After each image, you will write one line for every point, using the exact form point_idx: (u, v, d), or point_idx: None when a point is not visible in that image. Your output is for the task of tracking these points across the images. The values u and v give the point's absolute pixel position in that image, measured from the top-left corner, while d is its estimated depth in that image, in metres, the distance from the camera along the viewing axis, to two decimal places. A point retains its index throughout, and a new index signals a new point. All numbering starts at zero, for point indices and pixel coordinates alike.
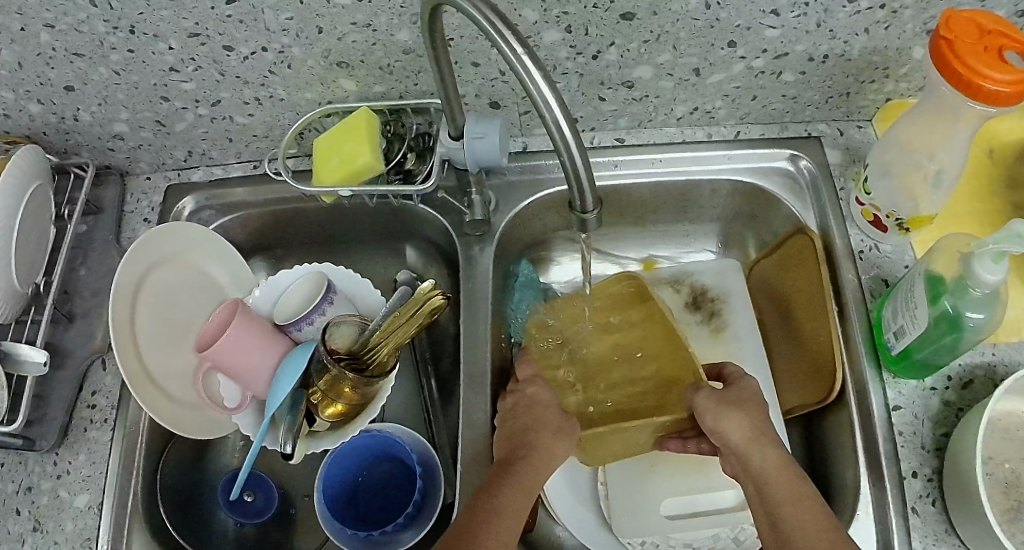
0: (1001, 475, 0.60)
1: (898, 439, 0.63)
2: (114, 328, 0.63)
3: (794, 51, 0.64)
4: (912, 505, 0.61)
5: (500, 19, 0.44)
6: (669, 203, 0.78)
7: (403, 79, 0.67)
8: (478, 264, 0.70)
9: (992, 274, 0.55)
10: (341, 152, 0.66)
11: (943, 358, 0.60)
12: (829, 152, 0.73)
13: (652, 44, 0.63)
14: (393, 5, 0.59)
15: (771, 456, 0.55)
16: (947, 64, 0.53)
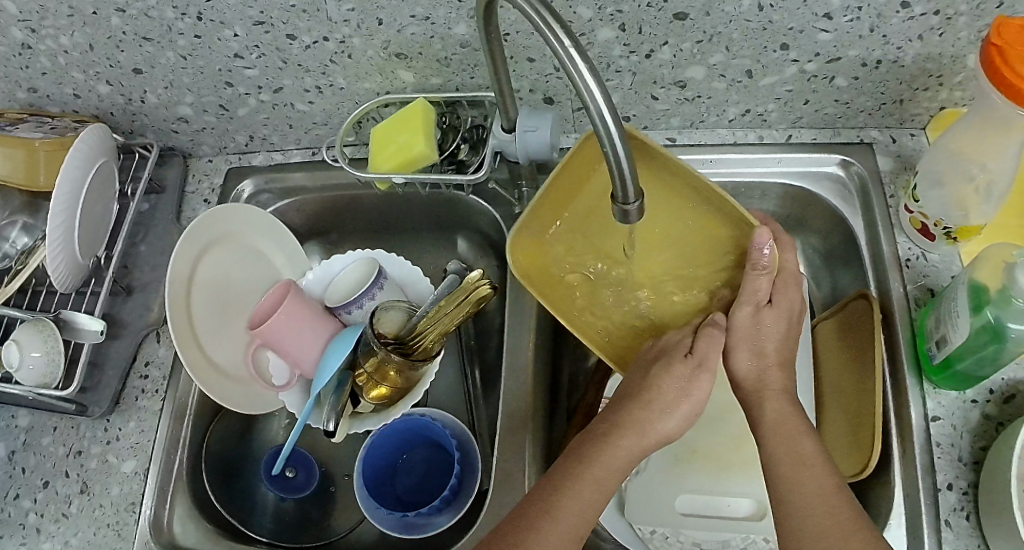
0: None
1: (935, 450, 0.64)
2: (171, 310, 0.66)
3: (847, 55, 0.64)
4: (946, 518, 0.61)
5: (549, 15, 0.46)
6: None
7: (460, 72, 0.68)
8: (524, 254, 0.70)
9: None
10: (397, 142, 0.68)
11: (984, 370, 0.61)
12: (881, 159, 0.73)
13: (705, 45, 0.64)
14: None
15: (771, 408, 0.56)
16: (997, 71, 0.54)
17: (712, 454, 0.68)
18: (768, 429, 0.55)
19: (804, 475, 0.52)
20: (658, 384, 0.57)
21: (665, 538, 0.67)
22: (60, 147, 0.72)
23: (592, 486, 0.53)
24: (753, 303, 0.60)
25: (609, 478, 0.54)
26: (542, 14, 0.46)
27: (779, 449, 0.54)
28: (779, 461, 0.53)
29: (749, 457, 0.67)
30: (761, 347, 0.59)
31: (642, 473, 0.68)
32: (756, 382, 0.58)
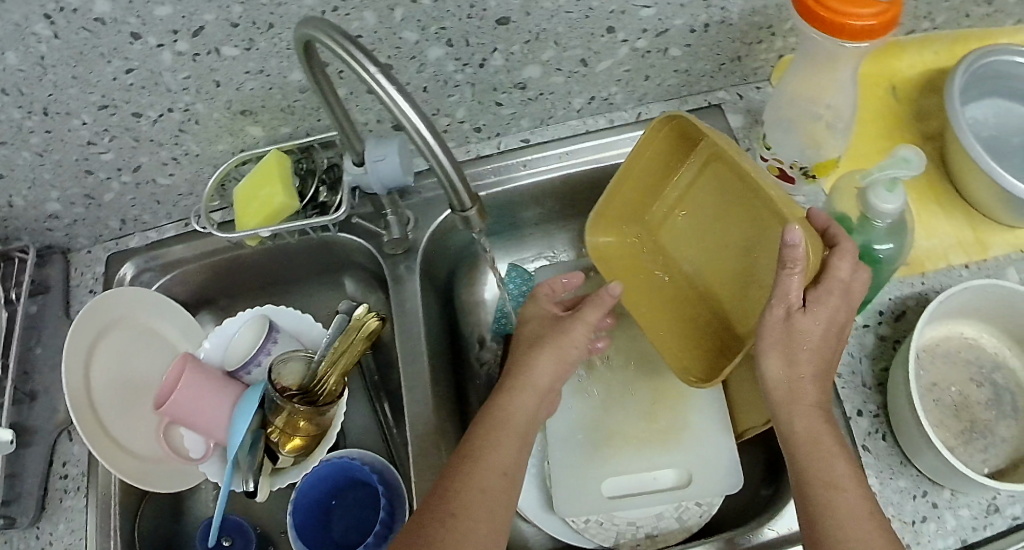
0: (950, 400, 0.67)
1: (838, 382, 0.65)
2: (72, 409, 0.65)
3: (674, 26, 0.64)
4: (863, 443, 0.64)
5: (359, 49, 0.48)
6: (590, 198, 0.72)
7: (306, 117, 0.69)
8: (407, 284, 0.66)
9: (888, 203, 0.57)
10: (259, 196, 0.68)
11: (864, 294, 0.65)
12: (732, 118, 0.73)
13: (534, 43, 0.64)
14: (281, 49, 0.62)
15: (801, 425, 0.52)
16: (812, 13, 0.57)
17: (631, 432, 0.67)
18: (801, 451, 0.51)
19: (841, 497, 0.49)
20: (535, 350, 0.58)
21: (600, 525, 0.66)
22: None
23: (508, 441, 0.54)
24: (784, 306, 0.51)
25: (514, 435, 0.55)
26: (348, 46, 0.48)
27: (812, 471, 0.50)
28: (812, 483, 0.50)
29: (666, 427, 0.67)
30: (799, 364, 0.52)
31: (565, 466, 0.67)
32: (786, 394, 0.53)
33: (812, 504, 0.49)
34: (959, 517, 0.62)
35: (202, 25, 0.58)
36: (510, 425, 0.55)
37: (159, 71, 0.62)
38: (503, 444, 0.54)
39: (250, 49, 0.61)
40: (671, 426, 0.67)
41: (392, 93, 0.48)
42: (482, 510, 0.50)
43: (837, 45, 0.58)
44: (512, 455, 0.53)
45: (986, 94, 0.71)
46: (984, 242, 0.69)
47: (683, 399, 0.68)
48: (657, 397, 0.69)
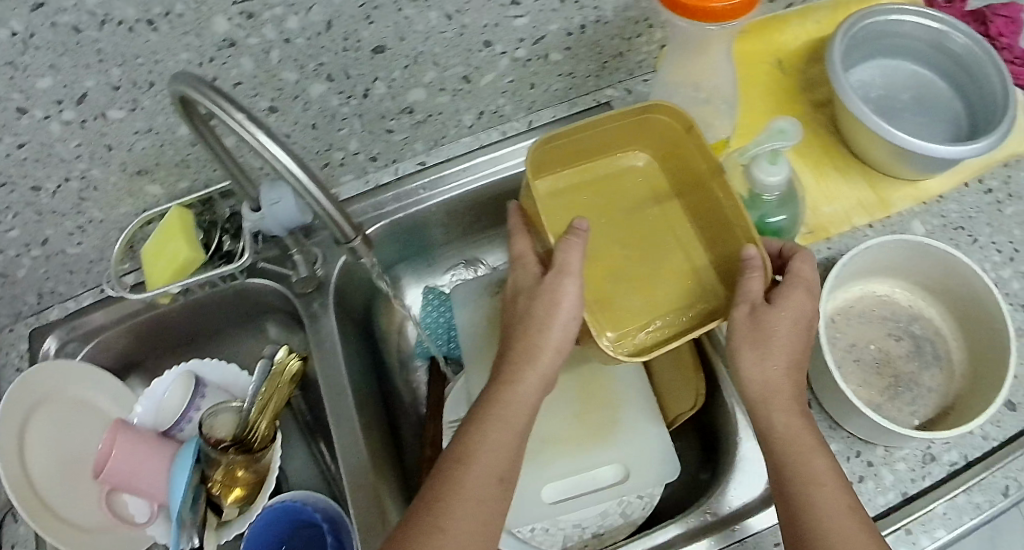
0: (871, 356, 0.67)
1: None
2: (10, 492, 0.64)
3: (550, 31, 0.64)
4: None
5: (223, 96, 0.48)
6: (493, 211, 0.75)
7: (201, 169, 0.69)
8: (323, 321, 0.67)
9: (772, 175, 0.57)
10: (165, 253, 0.68)
11: None
12: None
13: (413, 67, 0.64)
14: (167, 105, 0.61)
15: (784, 417, 0.51)
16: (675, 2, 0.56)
17: (564, 437, 0.66)
18: (780, 445, 0.51)
19: (818, 493, 0.48)
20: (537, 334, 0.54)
21: (546, 532, 0.66)
22: None
23: (496, 445, 0.51)
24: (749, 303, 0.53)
25: (507, 434, 0.51)
26: (217, 96, 0.49)
27: (790, 468, 0.50)
28: (792, 476, 0.50)
29: (597, 426, 0.67)
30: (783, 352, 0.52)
31: None
32: (771, 384, 0.52)
33: (790, 499, 0.49)
34: (895, 473, 0.63)
35: (84, 91, 0.58)
36: (507, 428, 0.52)
37: (49, 142, 0.61)
38: (495, 448, 0.51)
39: (136, 109, 0.61)
40: (601, 423, 0.67)
41: (261, 136, 0.49)
42: (471, 522, 0.47)
43: (702, 28, 0.58)
44: (501, 457, 0.51)
45: (870, 55, 0.71)
46: (886, 201, 0.68)
47: (609, 395, 0.68)
48: (584, 398, 0.68)
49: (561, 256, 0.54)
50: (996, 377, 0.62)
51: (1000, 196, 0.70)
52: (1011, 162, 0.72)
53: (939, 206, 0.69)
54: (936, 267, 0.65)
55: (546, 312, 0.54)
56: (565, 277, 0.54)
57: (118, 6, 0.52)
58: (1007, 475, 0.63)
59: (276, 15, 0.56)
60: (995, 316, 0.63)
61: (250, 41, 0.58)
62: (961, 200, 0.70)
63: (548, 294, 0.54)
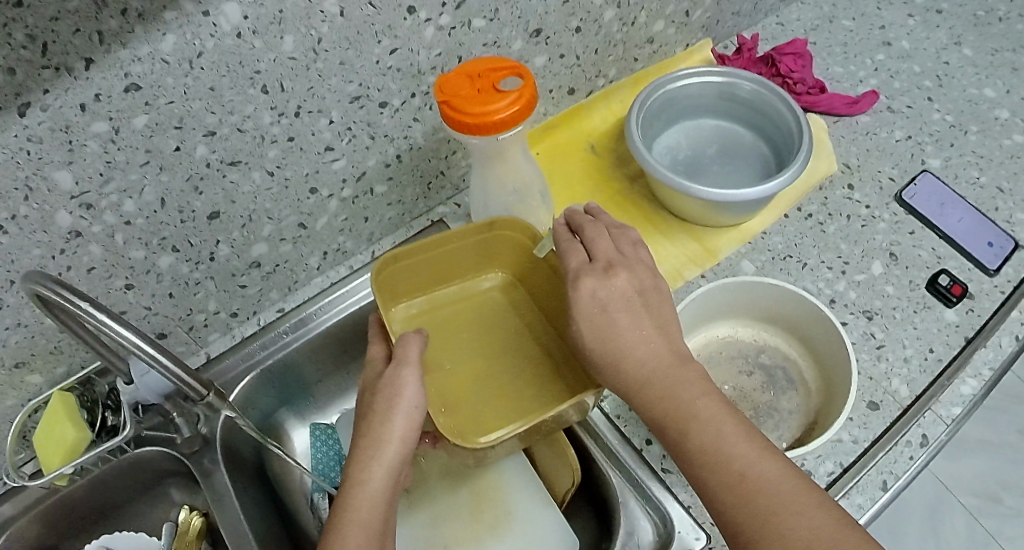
0: (730, 395, 0.69)
1: (619, 422, 0.69)
2: None
3: (368, 166, 0.70)
4: (663, 466, 0.67)
5: (62, 287, 0.51)
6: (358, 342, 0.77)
7: (76, 350, 0.71)
8: (216, 474, 0.70)
9: None
10: (53, 436, 0.70)
11: None
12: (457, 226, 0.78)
13: (251, 225, 0.69)
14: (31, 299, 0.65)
15: (655, 395, 0.54)
16: (461, 121, 0.61)
17: (458, 539, 0.69)
18: (668, 429, 0.53)
19: (714, 461, 0.50)
20: (390, 401, 0.58)
21: None
22: None
23: (362, 529, 0.53)
24: (588, 296, 0.57)
25: (371, 512, 0.54)
26: (63, 292, 0.51)
27: (682, 451, 0.52)
28: (689, 458, 0.51)
29: (490, 523, 0.70)
30: (624, 336, 0.56)
31: None
32: (623, 373, 0.55)
33: (697, 480, 0.51)
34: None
35: None
36: (368, 501, 0.54)
37: None
38: (362, 528, 0.53)
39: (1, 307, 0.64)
40: (493, 520, 0.70)
41: (107, 321, 0.53)
42: None
43: (495, 140, 0.63)
44: (369, 533, 0.53)
45: (675, 119, 0.77)
46: (712, 249, 0.73)
47: (496, 493, 0.71)
48: (473, 499, 0.71)
49: (401, 351, 0.61)
50: (846, 388, 0.67)
51: (822, 216, 0.76)
52: (826, 183, 0.78)
53: (764, 241, 0.74)
54: (773, 301, 0.71)
55: (388, 404, 0.58)
56: (405, 368, 0.59)
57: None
58: (883, 471, 0.64)
59: (113, 201, 0.60)
60: (833, 335, 0.68)
61: (94, 229, 0.61)
62: (784, 230, 0.75)
63: (388, 386, 0.58)
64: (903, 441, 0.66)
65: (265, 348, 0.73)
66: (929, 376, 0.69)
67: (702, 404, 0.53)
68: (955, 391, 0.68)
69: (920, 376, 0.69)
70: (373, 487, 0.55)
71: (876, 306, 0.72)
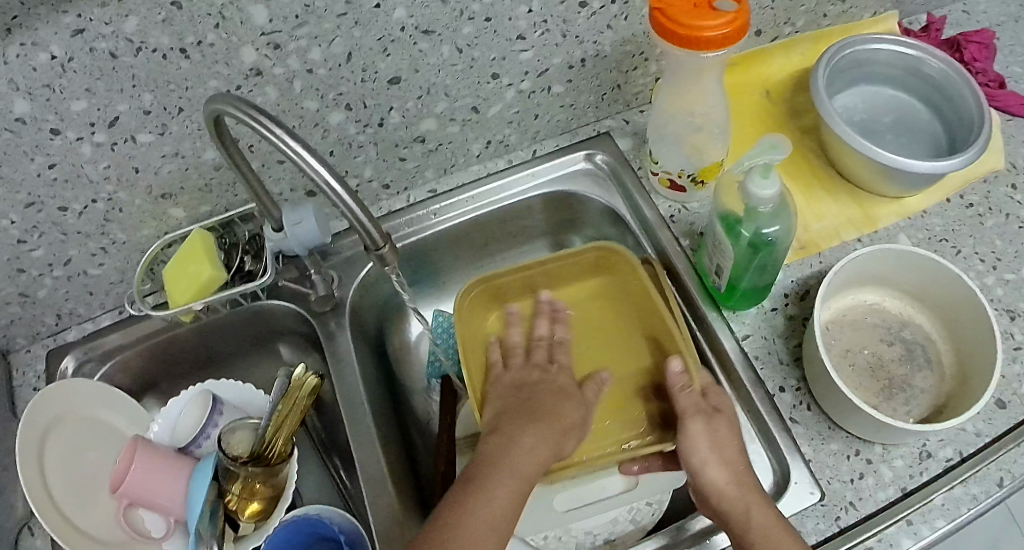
0: (864, 361, 0.68)
1: (756, 362, 0.67)
2: (28, 496, 0.66)
3: (553, 64, 0.69)
4: (790, 416, 0.66)
5: (256, 111, 0.50)
6: (497, 236, 0.77)
7: (224, 192, 0.70)
8: (339, 338, 0.70)
9: (765, 189, 0.59)
10: (187, 274, 0.68)
11: (764, 279, 0.65)
12: (621, 142, 0.75)
13: (427, 98, 0.68)
14: (192, 130, 0.64)
15: (715, 468, 0.59)
16: (670, 31, 0.61)
17: None
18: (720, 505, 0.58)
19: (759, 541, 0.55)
20: (551, 407, 0.61)
21: (558, 539, 0.69)
22: None
23: (498, 488, 0.55)
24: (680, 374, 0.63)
25: (509, 482, 0.56)
26: (251, 112, 0.50)
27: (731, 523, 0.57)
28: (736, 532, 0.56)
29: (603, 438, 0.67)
30: (722, 448, 0.59)
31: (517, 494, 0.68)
32: (690, 453, 0.60)
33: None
34: (893, 468, 0.64)
35: (116, 115, 0.61)
36: (503, 471, 0.56)
37: (80, 163, 0.64)
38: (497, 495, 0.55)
39: (164, 134, 0.64)
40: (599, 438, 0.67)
41: (297, 149, 0.50)
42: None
43: (696, 56, 0.62)
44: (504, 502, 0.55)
45: (856, 82, 0.75)
46: (871, 217, 0.73)
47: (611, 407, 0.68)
48: None
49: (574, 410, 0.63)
50: (984, 380, 0.63)
51: (981, 209, 0.74)
52: (990, 178, 0.76)
53: (923, 220, 0.73)
54: (922, 276, 0.68)
55: (549, 407, 0.61)
56: (576, 423, 0.62)
57: (155, 34, 0.56)
58: (999, 468, 0.64)
59: (301, 46, 0.60)
60: (982, 321, 0.65)
61: (275, 70, 0.61)
62: (944, 214, 0.74)
63: (550, 398, 0.62)
64: None
65: (417, 225, 0.73)
66: None
67: (716, 462, 0.59)
68: None
69: None
70: (521, 462, 0.57)
71: (1021, 307, 0.69)
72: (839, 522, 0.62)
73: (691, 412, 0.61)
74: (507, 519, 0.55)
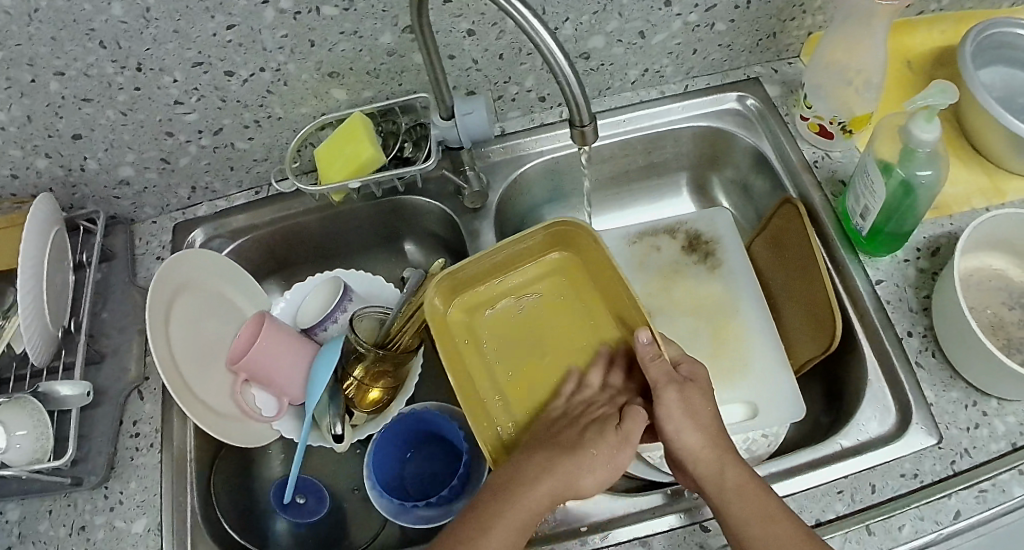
0: (987, 319, 0.70)
1: (887, 307, 0.69)
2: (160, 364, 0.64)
3: (722, 2, 0.70)
4: (916, 360, 0.67)
5: None
6: (638, 170, 0.81)
7: (390, 81, 0.72)
8: (481, 238, 0.71)
9: (926, 133, 0.62)
10: (344, 153, 0.70)
11: (906, 225, 0.67)
12: (770, 89, 0.78)
13: (601, 15, 0.69)
14: (376, 10, 0.65)
15: (688, 435, 0.58)
16: None
17: None
18: (693, 466, 0.58)
19: (743, 500, 0.56)
20: (575, 445, 0.58)
21: None
22: (11, 224, 0.69)
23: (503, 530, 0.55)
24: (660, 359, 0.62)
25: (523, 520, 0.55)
26: None
27: (709, 483, 0.57)
28: (721, 492, 0.56)
29: (736, 341, 0.72)
30: (701, 418, 0.59)
31: None
32: (670, 424, 0.59)
33: (726, 514, 0.56)
34: (1006, 424, 0.65)
35: None
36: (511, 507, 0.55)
37: (259, 28, 0.64)
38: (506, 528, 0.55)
39: (349, 9, 0.65)
40: (738, 348, 0.72)
41: (524, 14, 0.51)
42: None
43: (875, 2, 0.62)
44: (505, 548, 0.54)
45: (995, 62, 0.78)
46: (1001, 189, 0.75)
47: (740, 326, 0.73)
48: (714, 340, 0.73)
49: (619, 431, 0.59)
50: None
51: None
52: None
53: None
54: None
55: (570, 447, 0.58)
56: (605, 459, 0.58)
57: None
58: None
59: None
60: None
61: None
62: None
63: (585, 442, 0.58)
64: None
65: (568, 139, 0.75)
66: None
67: (690, 427, 0.59)
68: None
69: None
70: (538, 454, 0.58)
71: None
72: (954, 466, 0.63)
73: (660, 383, 0.60)
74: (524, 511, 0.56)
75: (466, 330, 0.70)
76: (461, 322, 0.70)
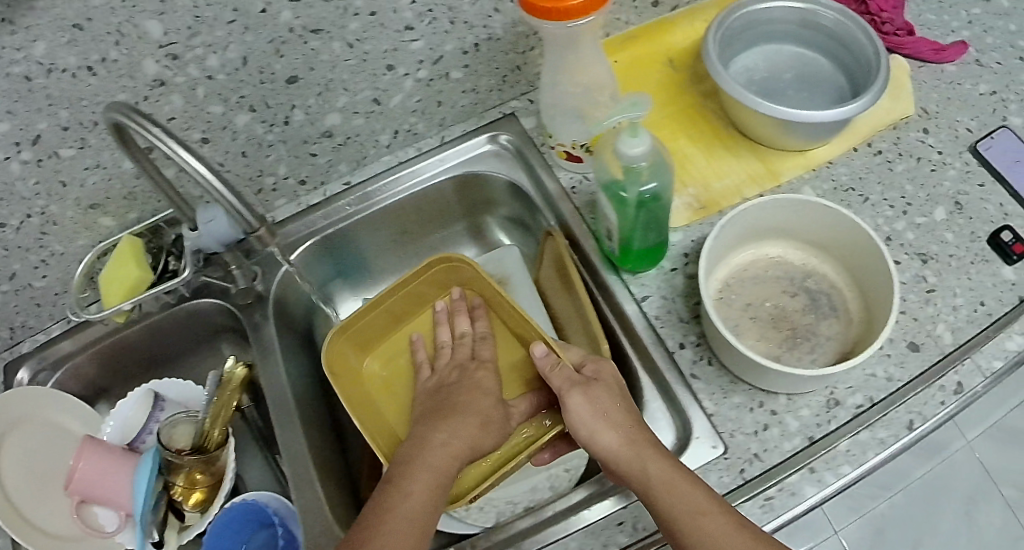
0: (765, 314, 0.67)
1: (656, 324, 0.67)
2: None
3: (446, 51, 0.71)
4: (691, 372, 0.65)
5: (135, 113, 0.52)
6: (414, 220, 0.81)
7: (147, 201, 0.75)
8: (263, 329, 0.74)
9: (633, 148, 0.60)
10: (116, 276, 0.72)
11: (651, 238, 0.65)
12: (525, 122, 0.78)
13: (327, 93, 0.71)
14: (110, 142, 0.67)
15: (606, 435, 0.57)
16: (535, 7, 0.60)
17: None
18: (616, 466, 0.56)
19: (676, 495, 0.53)
20: (465, 406, 0.63)
21: (481, 509, 0.68)
22: None
23: (416, 486, 0.56)
24: (561, 372, 0.62)
25: (430, 476, 0.57)
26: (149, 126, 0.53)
27: (635, 478, 0.55)
28: (653, 489, 0.54)
29: None
30: (615, 417, 0.58)
31: None
32: (583, 428, 0.58)
33: (661, 513, 0.53)
34: (800, 418, 0.63)
35: (36, 133, 0.64)
36: (415, 465, 0.57)
37: (9, 180, 0.67)
38: (416, 492, 0.55)
39: (84, 146, 0.67)
40: None
41: (173, 148, 0.54)
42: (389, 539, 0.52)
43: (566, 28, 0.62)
44: (422, 509, 0.55)
45: (760, 42, 0.76)
46: (776, 171, 0.72)
47: None
48: None
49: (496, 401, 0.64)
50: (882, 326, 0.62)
51: (890, 155, 0.73)
52: (901, 125, 0.75)
53: (829, 171, 0.73)
54: (820, 224, 0.66)
55: (460, 406, 0.63)
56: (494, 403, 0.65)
57: (62, 55, 0.58)
58: (910, 410, 0.63)
59: (198, 55, 0.62)
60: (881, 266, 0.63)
61: (177, 80, 0.63)
62: (850, 163, 0.73)
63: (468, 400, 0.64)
64: (935, 385, 0.63)
65: (336, 214, 0.78)
66: (976, 328, 0.65)
67: (607, 428, 0.57)
68: (1000, 346, 0.65)
69: (966, 326, 0.65)
70: (432, 460, 0.58)
71: (932, 250, 0.69)
72: (742, 475, 0.61)
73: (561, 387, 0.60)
74: (426, 516, 0.55)
75: (377, 378, 0.75)
76: (374, 372, 0.75)
